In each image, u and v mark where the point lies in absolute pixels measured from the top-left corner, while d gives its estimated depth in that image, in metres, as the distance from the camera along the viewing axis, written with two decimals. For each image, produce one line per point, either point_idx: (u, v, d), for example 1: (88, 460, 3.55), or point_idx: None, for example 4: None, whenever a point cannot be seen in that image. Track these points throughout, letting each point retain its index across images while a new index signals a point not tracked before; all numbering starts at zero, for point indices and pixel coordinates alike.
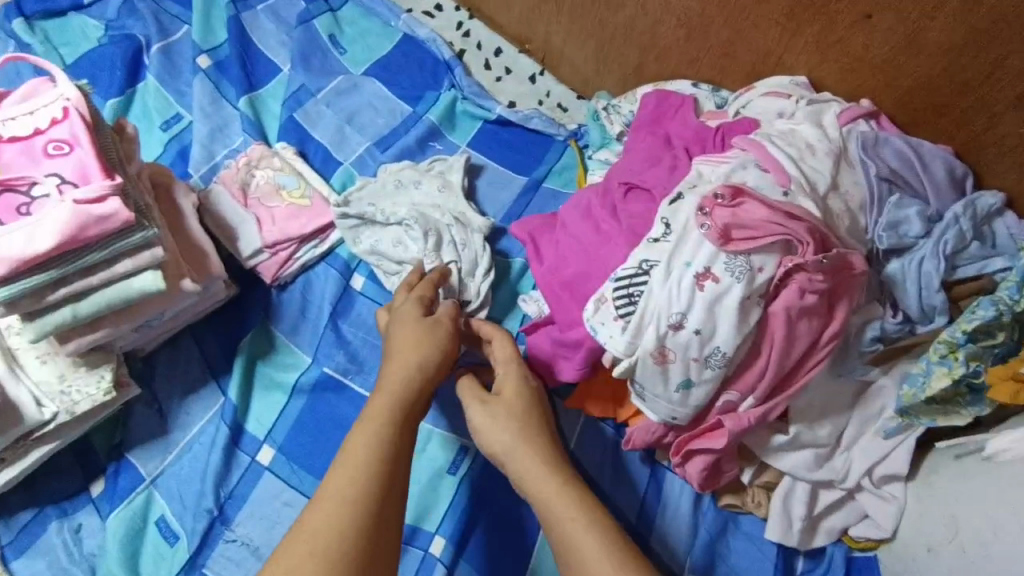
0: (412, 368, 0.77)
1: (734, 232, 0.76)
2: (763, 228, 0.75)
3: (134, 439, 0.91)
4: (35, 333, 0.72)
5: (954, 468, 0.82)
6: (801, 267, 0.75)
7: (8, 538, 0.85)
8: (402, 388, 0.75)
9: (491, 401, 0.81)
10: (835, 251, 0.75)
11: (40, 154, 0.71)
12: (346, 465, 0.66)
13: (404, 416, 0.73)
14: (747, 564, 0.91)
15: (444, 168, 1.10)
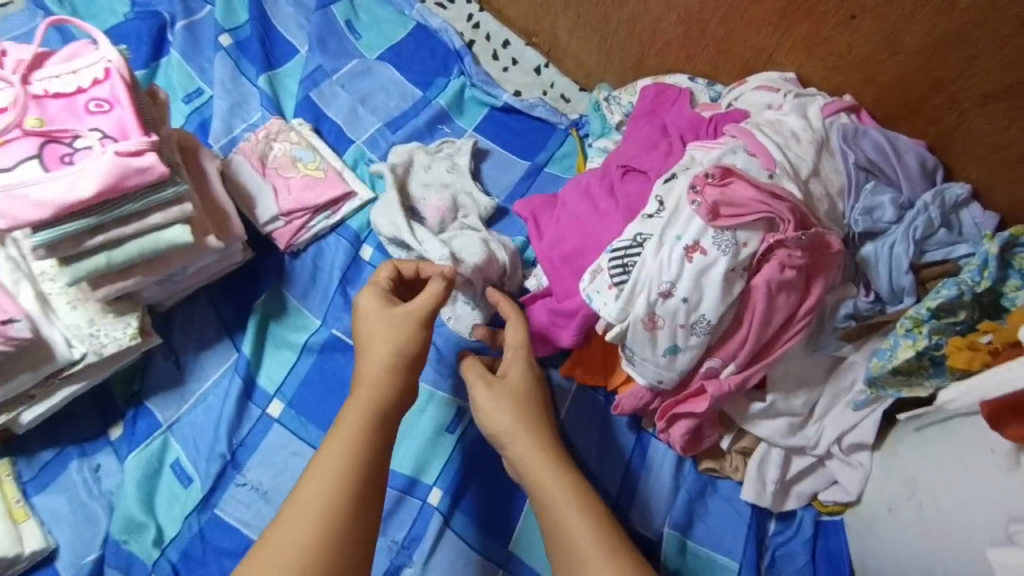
0: (391, 355, 0.78)
1: (723, 209, 0.82)
2: (750, 205, 0.81)
3: (152, 387, 0.96)
4: (71, 276, 0.78)
5: (915, 439, 0.88)
6: (781, 243, 0.82)
7: (30, 475, 0.90)
8: (375, 392, 0.75)
9: (496, 380, 0.87)
10: (813, 230, 0.82)
11: (82, 110, 0.75)
12: (317, 475, 0.68)
13: (376, 420, 0.73)
14: (724, 522, 0.99)
15: (452, 151, 1.16)
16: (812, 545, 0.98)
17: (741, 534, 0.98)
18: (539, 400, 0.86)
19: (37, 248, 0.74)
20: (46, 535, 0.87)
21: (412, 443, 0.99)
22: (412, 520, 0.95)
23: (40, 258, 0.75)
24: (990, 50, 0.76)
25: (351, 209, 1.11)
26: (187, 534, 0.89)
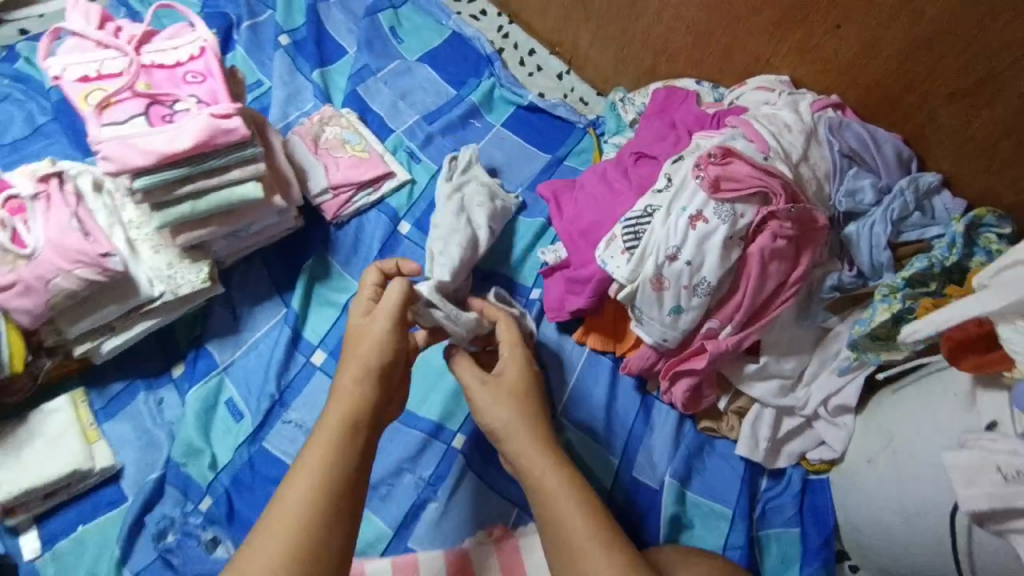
0: (369, 360, 0.82)
1: (724, 183, 0.94)
2: (748, 181, 0.94)
3: (211, 333, 1.09)
4: (161, 221, 0.90)
5: (892, 399, 0.99)
6: (773, 215, 0.94)
7: (101, 403, 1.02)
8: (349, 402, 0.78)
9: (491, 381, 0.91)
10: (803, 205, 0.94)
11: (181, 80, 0.89)
12: (297, 488, 0.71)
13: (357, 426, 0.77)
14: (719, 476, 1.09)
15: (461, 163, 1.21)
16: (800, 499, 1.08)
17: (735, 487, 1.08)
18: (538, 397, 0.92)
19: (136, 193, 0.86)
20: (114, 455, 0.98)
21: (439, 393, 1.10)
22: (437, 462, 1.05)
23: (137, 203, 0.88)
24: (953, 53, 0.89)
25: (387, 199, 1.23)
26: (238, 462, 1.00)
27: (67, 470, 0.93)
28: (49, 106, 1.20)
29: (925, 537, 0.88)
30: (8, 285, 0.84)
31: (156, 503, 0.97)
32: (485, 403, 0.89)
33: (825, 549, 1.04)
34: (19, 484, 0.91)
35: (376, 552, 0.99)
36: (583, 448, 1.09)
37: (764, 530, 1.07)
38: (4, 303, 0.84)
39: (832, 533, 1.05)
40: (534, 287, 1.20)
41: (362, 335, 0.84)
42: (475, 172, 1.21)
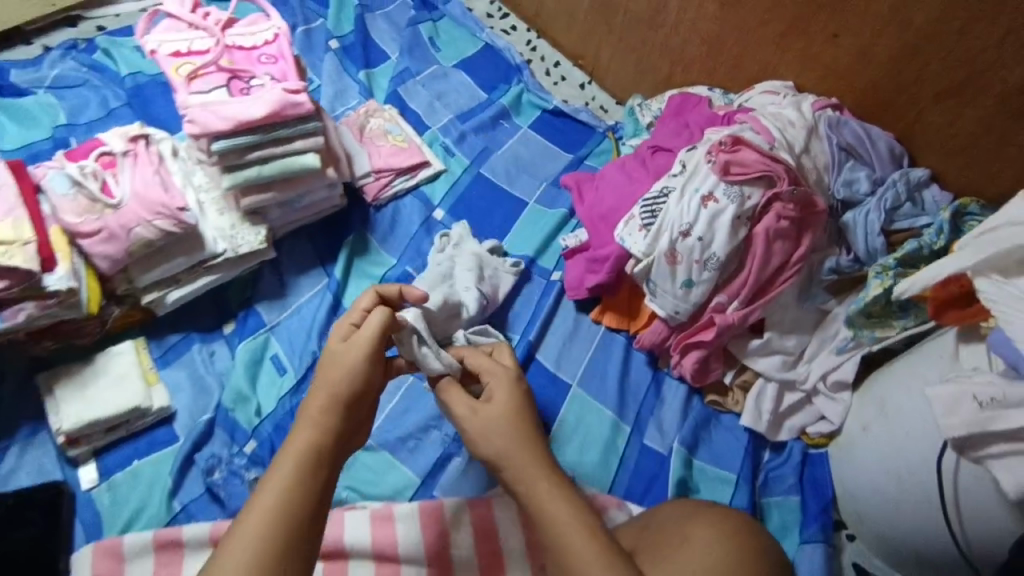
0: (329, 397, 0.80)
1: (733, 168, 1.05)
2: (755, 166, 1.04)
3: (260, 295, 1.19)
4: (230, 182, 1.01)
5: (885, 374, 1.06)
6: (777, 197, 1.04)
7: (159, 353, 1.11)
8: (306, 448, 0.76)
9: (480, 406, 0.90)
10: (804, 189, 1.05)
11: (256, 60, 1.01)
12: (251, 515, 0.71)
13: (311, 466, 0.76)
14: (724, 446, 1.18)
15: (455, 237, 1.26)
16: (800, 469, 1.16)
17: (739, 457, 1.16)
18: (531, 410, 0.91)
19: (214, 154, 0.98)
20: (169, 399, 1.07)
21: None
22: None
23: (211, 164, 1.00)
24: (938, 58, 1.01)
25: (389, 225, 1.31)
26: (281, 411, 1.09)
27: (128, 406, 1.02)
28: (122, 92, 1.32)
29: (915, 497, 0.96)
30: (95, 231, 0.94)
31: (205, 443, 1.05)
32: (477, 429, 0.88)
33: (823, 515, 1.11)
34: (85, 415, 1.00)
35: (405, 498, 1.07)
36: (592, 412, 1.19)
37: (766, 498, 1.15)
38: (88, 248, 0.95)
39: (829, 501, 1.13)
40: (556, 269, 1.31)
41: (331, 362, 0.83)
42: (471, 244, 1.25)
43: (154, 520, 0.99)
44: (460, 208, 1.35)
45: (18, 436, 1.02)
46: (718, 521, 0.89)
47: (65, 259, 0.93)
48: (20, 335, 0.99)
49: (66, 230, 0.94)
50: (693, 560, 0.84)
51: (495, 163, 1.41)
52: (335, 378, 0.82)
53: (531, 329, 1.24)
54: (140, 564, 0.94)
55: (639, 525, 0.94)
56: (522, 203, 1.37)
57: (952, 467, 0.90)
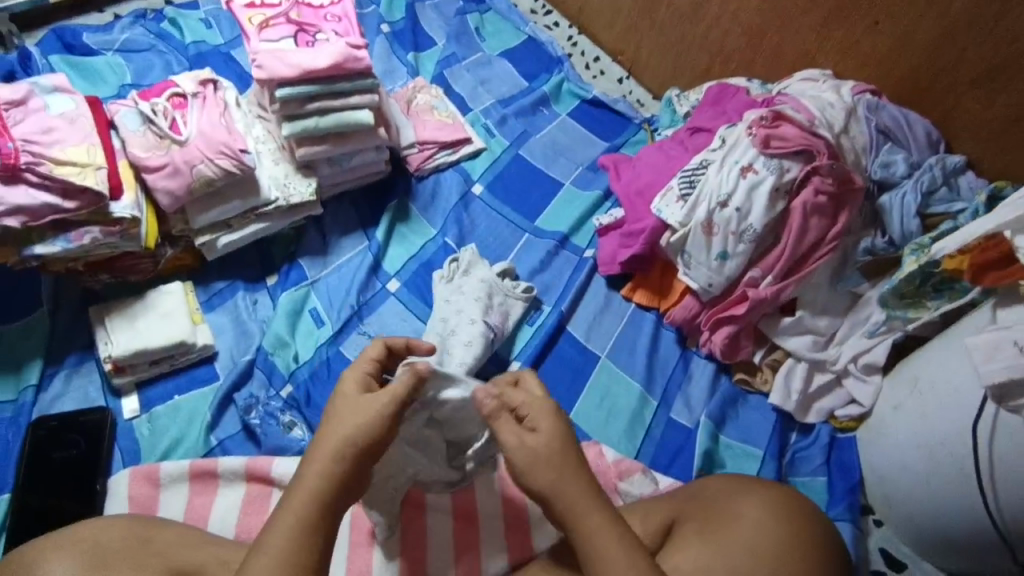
0: (339, 444, 0.70)
1: (773, 141, 1.11)
2: (795, 140, 1.10)
3: (304, 251, 1.22)
4: (289, 131, 1.08)
5: (922, 359, 1.05)
6: (816, 171, 1.10)
7: (205, 298, 1.16)
8: (311, 505, 0.67)
9: (528, 436, 0.73)
10: (842, 164, 1.09)
11: (322, 17, 1.11)
12: (277, 537, 0.65)
13: (316, 522, 0.67)
14: (752, 424, 1.17)
15: (465, 263, 1.20)
16: (827, 451, 1.14)
17: (767, 435, 1.15)
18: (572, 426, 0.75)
19: (276, 101, 1.06)
20: (212, 338, 1.11)
21: None
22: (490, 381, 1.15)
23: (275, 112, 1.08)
24: (975, 43, 1.07)
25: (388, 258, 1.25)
26: (317, 360, 1.11)
27: (175, 340, 1.05)
28: (185, 59, 1.39)
29: (948, 470, 0.96)
30: (160, 166, 1.01)
31: (244, 384, 1.08)
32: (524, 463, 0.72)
33: (850, 496, 1.10)
34: (133, 345, 1.03)
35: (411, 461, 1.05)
36: (618, 384, 1.18)
37: (792, 476, 1.14)
38: (152, 182, 1.01)
39: (856, 484, 1.11)
40: (588, 247, 1.32)
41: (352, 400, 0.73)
42: (481, 271, 1.20)
43: (191, 451, 1.02)
44: (497, 184, 1.37)
45: (66, 363, 1.06)
46: (769, 494, 0.85)
47: (130, 191, 1.00)
48: (79, 266, 1.05)
49: (133, 164, 1.02)
50: (742, 541, 0.79)
51: (534, 146, 1.44)
52: (346, 427, 0.70)
53: (563, 300, 1.24)
54: (174, 491, 0.96)
55: (681, 496, 0.90)
56: (558, 184, 1.40)
57: (987, 432, 0.90)
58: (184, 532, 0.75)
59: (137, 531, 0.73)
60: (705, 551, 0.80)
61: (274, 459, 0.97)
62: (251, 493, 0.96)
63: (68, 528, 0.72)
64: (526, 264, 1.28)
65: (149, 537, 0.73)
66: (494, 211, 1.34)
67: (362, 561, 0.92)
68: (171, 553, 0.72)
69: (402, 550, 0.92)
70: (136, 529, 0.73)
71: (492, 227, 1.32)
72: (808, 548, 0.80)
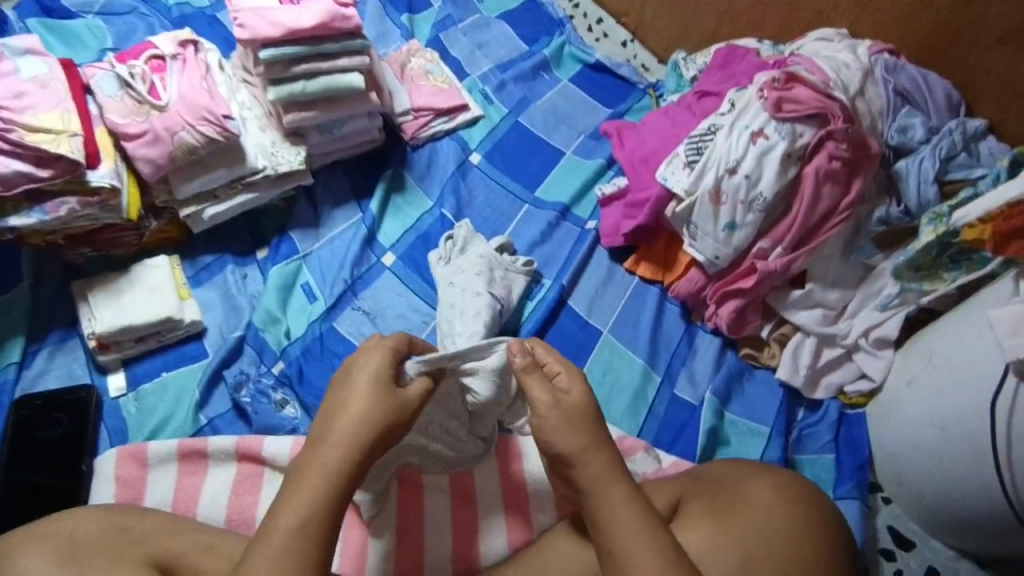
0: (357, 424, 0.68)
1: (785, 104, 1.07)
2: (809, 103, 1.06)
3: (295, 224, 1.17)
4: (275, 95, 1.06)
5: (937, 332, 1.01)
6: (831, 136, 1.05)
7: (192, 272, 1.11)
8: (323, 489, 0.63)
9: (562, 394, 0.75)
10: (857, 127, 1.05)
11: None
12: (290, 511, 0.61)
13: (330, 507, 0.63)
14: (759, 400, 1.13)
15: (460, 241, 1.14)
16: (836, 427, 1.11)
17: (774, 411, 1.11)
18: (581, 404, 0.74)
19: (261, 63, 1.05)
20: (201, 314, 1.07)
21: None
22: None
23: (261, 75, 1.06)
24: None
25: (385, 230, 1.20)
26: (310, 336, 1.07)
27: (161, 316, 1.01)
28: (167, 22, 1.32)
29: (962, 448, 0.92)
30: (140, 134, 0.98)
31: (234, 361, 1.04)
32: (559, 421, 0.73)
33: (858, 472, 1.06)
34: (118, 321, 1.00)
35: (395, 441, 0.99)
36: (621, 359, 1.13)
37: (799, 454, 1.10)
38: (132, 150, 0.98)
39: (866, 461, 1.07)
40: (590, 218, 1.27)
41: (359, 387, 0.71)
42: (478, 246, 1.14)
43: (179, 431, 0.98)
44: (496, 153, 1.32)
45: (49, 340, 1.03)
46: (778, 477, 0.85)
47: (108, 159, 0.96)
48: (58, 238, 1.01)
49: (111, 130, 0.98)
50: (751, 522, 0.79)
51: (534, 113, 1.38)
52: (370, 406, 0.69)
53: (564, 274, 1.19)
54: (163, 472, 0.93)
55: (688, 476, 0.88)
56: (559, 153, 1.34)
57: (1006, 408, 0.86)
58: (163, 521, 0.73)
59: (115, 521, 0.71)
60: (712, 531, 0.79)
61: (265, 438, 0.94)
62: (242, 473, 0.94)
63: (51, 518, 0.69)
64: (526, 236, 1.23)
65: (126, 525, 0.71)
66: (492, 181, 1.28)
67: (357, 541, 0.88)
68: (154, 541, 0.70)
69: (398, 529, 0.89)
70: (112, 519, 0.71)
71: (491, 198, 1.27)
72: (820, 527, 0.80)
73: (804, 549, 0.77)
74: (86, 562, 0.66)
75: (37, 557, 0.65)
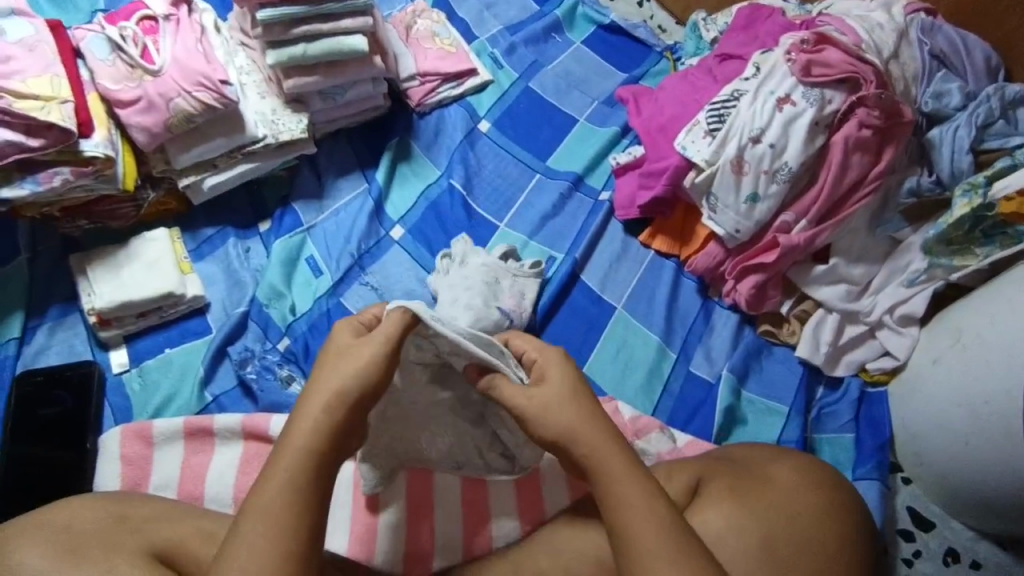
0: (332, 396, 0.65)
1: (815, 68, 1.03)
2: (840, 67, 1.02)
3: (298, 194, 1.13)
4: (275, 59, 1.02)
5: (967, 309, 0.96)
6: (863, 101, 1.02)
7: (193, 246, 1.08)
8: (302, 461, 0.62)
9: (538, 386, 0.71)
10: (891, 92, 1.01)
11: None
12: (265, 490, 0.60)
13: (305, 480, 0.61)
14: (778, 379, 1.09)
15: (458, 256, 1.06)
16: (856, 406, 1.07)
17: (793, 389, 1.08)
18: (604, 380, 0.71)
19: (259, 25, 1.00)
20: (203, 289, 1.04)
21: None
22: None
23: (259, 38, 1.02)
24: None
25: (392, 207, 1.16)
26: (316, 312, 1.04)
27: (161, 292, 0.98)
28: None
29: (992, 431, 0.88)
30: (134, 100, 0.94)
31: (238, 337, 1.01)
32: (533, 412, 0.69)
33: (879, 453, 1.02)
34: (118, 296, 0.97)
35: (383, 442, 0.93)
36: (636, 335, 1.10)
37: (818, 433, 1.06)
38: (126, 117, 0.94)
39: (887, 441, 1.03)
40: (604, 189, 1.22)
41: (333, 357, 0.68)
42: (478, 258, 1.05)
43: (184, 408, 0.96)
44: (506, 120, 1.26)
45: (49, 316, 1.00)
46: (802, 460, 0.82)
47: (101, 127, 0.92)
48: (54, 211, 0.98)
49: (104, 97, 0.94)
50: (774, 503, 0.77)
51: (545, 78, 1.32)
52: (341, 376, 0.66)
53: (577, 247, 1.15)
54: (169, 450, 0.91)
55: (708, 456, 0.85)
56: (572, 120, 1.28)
57: None
58: (163, 508, 0.71)
59: (114, 510, 0.69)
60: (735, 512, 0.76)
61: (272, 416, 0.92)
62: (249, 451, 0.91)
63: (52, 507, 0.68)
64: (537, 208, 1.18)
65: (124, 515, 0.69)
66: (502, 150, 1.23)
67: (366, 519, 0.87)
68: (152, 529, 0.68)
69: (408, 509, 0.88)
70: (111, 509, 0.69)
71: (500, 168, 1.22)
72: (843, 509, 0.78)
73: (827, 533, 0.76)
74: (84, 549, 0.65)
75: (35, 551, 0.64)
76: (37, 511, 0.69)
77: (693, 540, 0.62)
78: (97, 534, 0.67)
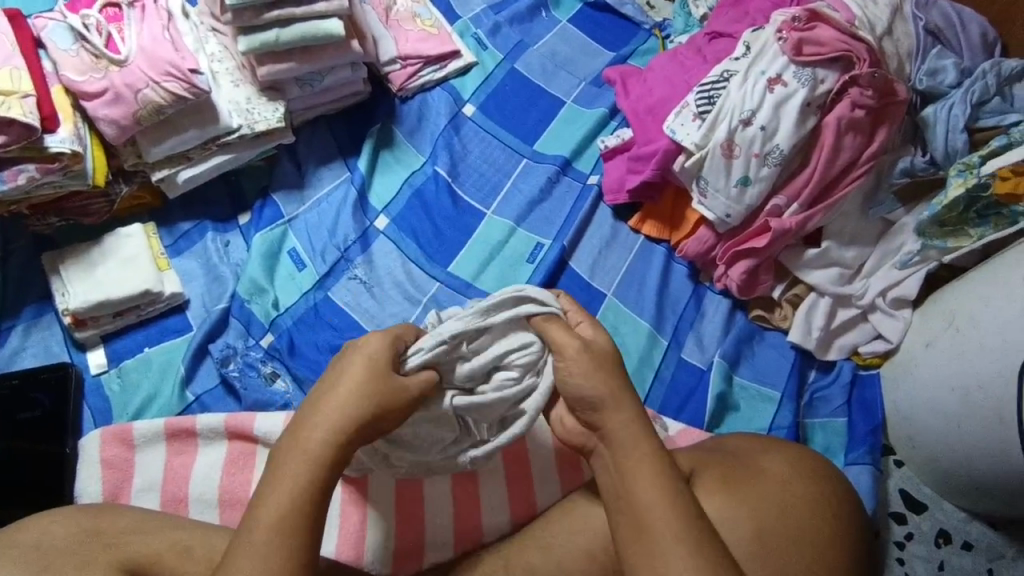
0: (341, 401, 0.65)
1: (806, 47, 1.00)
2: (832, 45, 1.00)
3: (277, 185, 1.10)
4: (247, 45, 0.99)
5: (960, 291, 0.95)
6: (855, 81, 0.99)
7: (170, 241, 1.05)
8: (310, 468, 0.61)
9: None
10: (884, 71, 0.99)
11: None
12: (274, 491, 0.60)
13: (315, 486, 0.61)
14: (769, 363, 1.08)
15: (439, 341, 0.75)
16: (849, 390, 1.05)
17: (785, 372, 1.06)
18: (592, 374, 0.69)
19: (228, 11, 0.97)
20: (181, 286, 1.01)
21: (495, 266, 1.09)
22: None
23: (229, 25, 0.98)
24: None
25: (375, 199, 1.12)
26: (304, 306, 1.02)
27: (139, 290, 0.96)
28: None
29: (984, 414, 0.88)
30: (100, 92, 0.90)
31: (219, 334, 0.99)
32: None
33: (871, 437, 1.01)
34: (93, 295, 0.94)
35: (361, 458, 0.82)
36: (627, 323, 1.07)
37: (810, 418, 1.05)
38: (93, 111, 0.91)
39: (879, 424, 1.02)
40: (592, 173, 1.19)
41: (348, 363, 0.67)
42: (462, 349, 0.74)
43: (166, 408, 0.94)
44: (491, 103, 1.23)
45: (22, 317, 0.98)
46: (795, 451, 0.81)
47: (67, 122, 0.89)
48: (23, 208, 0.95)
49: (69, 89, 0.91)
50: (768, 495, 0.76)
51: (530, 58, 1.28)
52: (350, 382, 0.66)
53: (565, 234, 1.12)
54: (151, 452, 0.89)
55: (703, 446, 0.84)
56: (559, 102, 1.25)
57: None
58: (140, 518, 0.70)
59: (87, 524, 0.68)
60: (727, 504, 0.75)
61: (255, 416, 0.90)
62: (233, 451, 0.90)
63: (29, 522, 0.67)
64: (525, 192, 1.15)
65: (100, 529, 0.68)
66: (487, 134, 1.20)
67: (354, 518, 0.86)
68: (126, 543, 0.67)
69: (398, 506, 0.86)
70: (85, 523, 0.68)
71: (486, 153, 1.18)
72: (835, 502, 0.77)
73: (821, 528, 0.75)
74: (56, 566, 0.64)
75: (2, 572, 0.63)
76: (5, 530, 0.67)
77: (710, 534, 0.63)
78: (73, 546, 0.66)
